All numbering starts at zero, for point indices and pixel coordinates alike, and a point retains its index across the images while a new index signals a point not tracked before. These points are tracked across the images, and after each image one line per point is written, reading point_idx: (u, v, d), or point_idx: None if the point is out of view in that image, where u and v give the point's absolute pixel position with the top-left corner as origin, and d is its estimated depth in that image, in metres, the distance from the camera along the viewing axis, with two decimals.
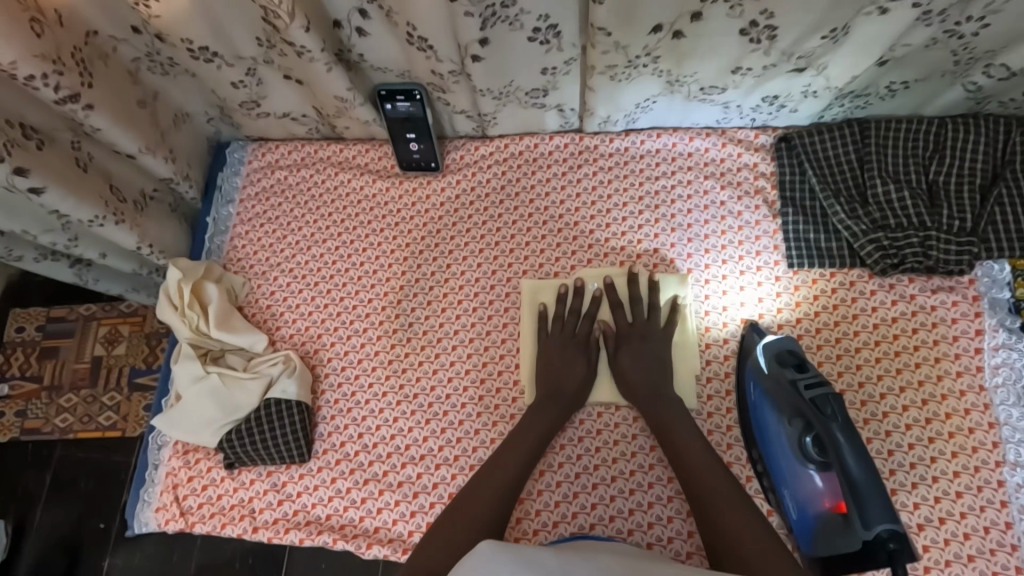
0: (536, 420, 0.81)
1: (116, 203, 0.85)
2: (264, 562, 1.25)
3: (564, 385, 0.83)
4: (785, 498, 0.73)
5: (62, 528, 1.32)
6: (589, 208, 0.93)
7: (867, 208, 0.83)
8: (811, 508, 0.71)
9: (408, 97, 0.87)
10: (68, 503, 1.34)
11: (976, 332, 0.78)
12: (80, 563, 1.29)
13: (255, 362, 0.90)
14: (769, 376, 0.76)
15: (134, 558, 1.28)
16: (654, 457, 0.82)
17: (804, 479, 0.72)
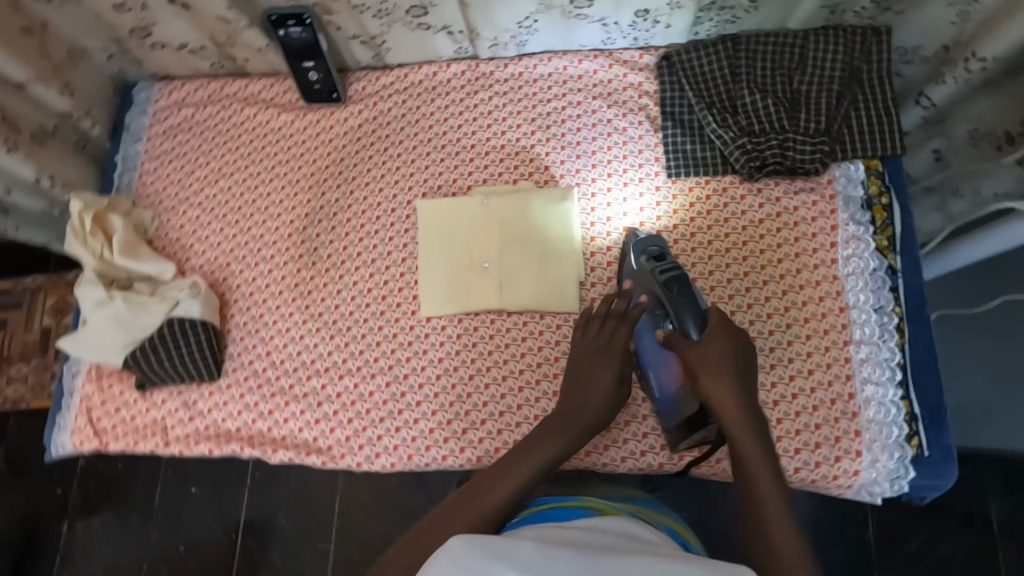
0: (560, 439, 0.72)
1: (8, 132, 0.87)
2: (224, 521, 1.31)
3: (594, 400, 0.75)
4: (648, 378, 0.80)
5: (21, 498, 1.34)
6: (486, 131, 0.97)
7: (736, 117, 0.88)
8: (669, 384, 0.78)
9: (298, 22, 0.89)
10: (24, 473, 1.37)
11: (832, 227, 0.84)
12: (42, 533, 1.34)
13: (161, 288, 0.92)
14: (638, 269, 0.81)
15: (98, 526, 1.33)
16: (541, 356, 0.87)
17: (665, 359, 0.78)
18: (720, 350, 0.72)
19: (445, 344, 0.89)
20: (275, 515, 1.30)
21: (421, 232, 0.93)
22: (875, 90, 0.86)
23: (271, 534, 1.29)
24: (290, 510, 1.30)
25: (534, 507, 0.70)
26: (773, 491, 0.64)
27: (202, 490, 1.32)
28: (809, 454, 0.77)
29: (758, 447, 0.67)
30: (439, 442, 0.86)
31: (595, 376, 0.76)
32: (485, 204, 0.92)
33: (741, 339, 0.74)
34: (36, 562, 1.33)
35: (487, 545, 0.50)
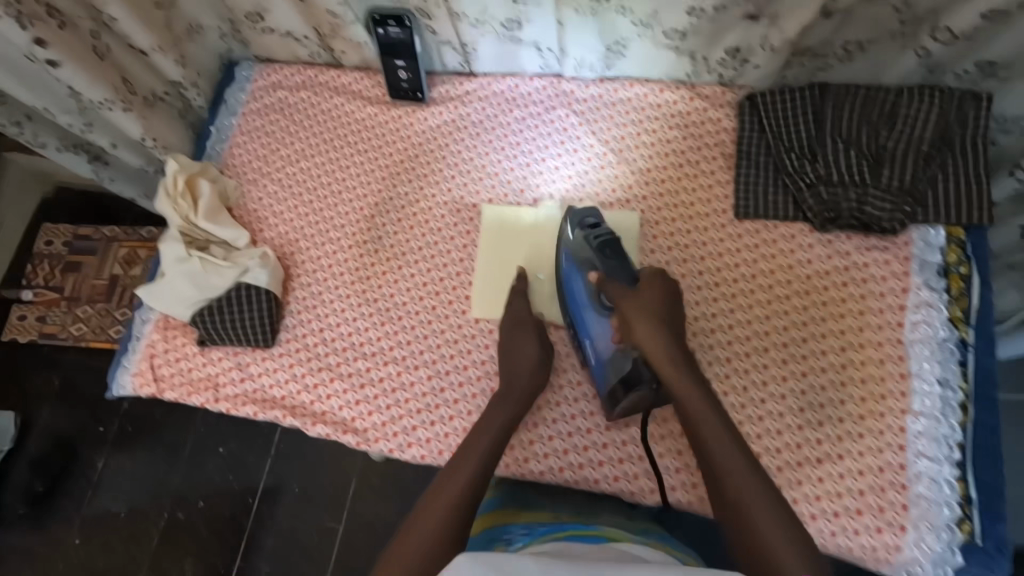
0: (499, 412, 0.81)
1: (125, 93, 0.94)
2: (243, 480, 1.36)
3: (522, 369, 0.84)
4: (585, 348, 0.86)
5: (67, 426, 1.44)
6: (558, 147, 0.99)
7: (814, 165, 0.86)
8: (605, 352, 0.84)
9: (398, 22, 0.94)
10: (71, 398, 1.46)
11: (902, 290, 0.82)
12: (75, 461, 1.41)
13: (234, 254, 0.98)
14: (573, 241, 0.88)
15: (126, 463, 1.40)
16: (581, 376, 0.89)
17: (597, 326, 0.85)
18: (661, 315, 0.81)
19: (490, 348, 0.91)
20: (293, 485, 1.35)
21: (482, 235, 0.96)
22: (969, 157, 0.82)
23: (286, 500, 1.34)
24: (307, 481, 1.35)
25: (552, 531, 0.73)
26: (733, 452, 0.72)
27: (229, 449, 1.38)
28: (848, 519, 0.74)
29: (705, 407, 0.75)
30: None
31: (522, 345, 0.86)
32: (546, 216, 0.96)
33: (654, 306, 0.82)
34: (67, 489, 1.39)
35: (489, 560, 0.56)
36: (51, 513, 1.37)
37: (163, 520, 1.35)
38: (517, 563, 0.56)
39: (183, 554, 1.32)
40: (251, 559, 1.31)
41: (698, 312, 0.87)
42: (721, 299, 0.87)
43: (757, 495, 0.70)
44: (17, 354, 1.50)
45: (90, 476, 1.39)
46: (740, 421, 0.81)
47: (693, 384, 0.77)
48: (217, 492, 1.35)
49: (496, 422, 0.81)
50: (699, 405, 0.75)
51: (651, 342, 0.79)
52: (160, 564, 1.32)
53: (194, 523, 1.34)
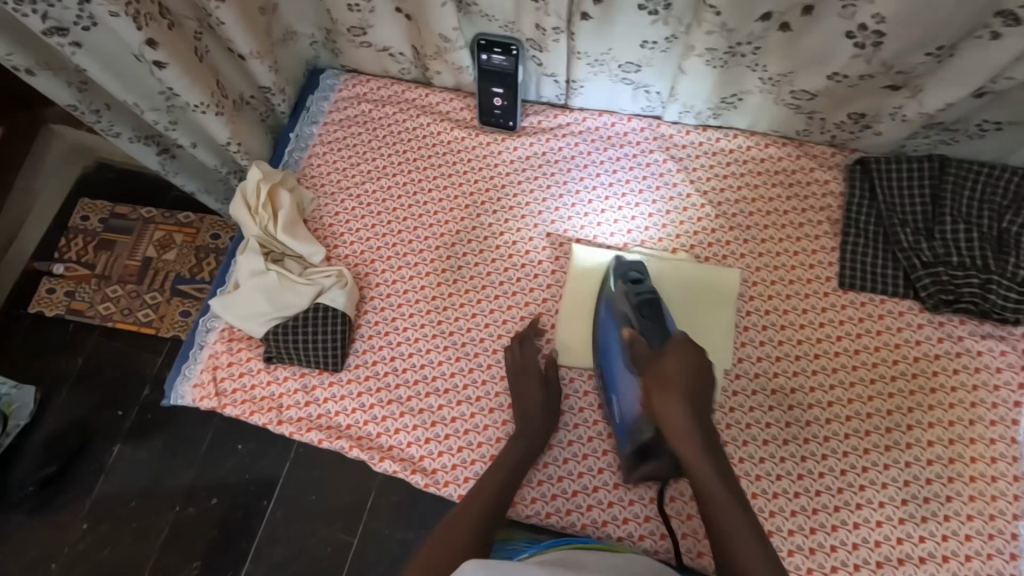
0: (516, 446, 0.81)
1: (219, 97, 0.92)
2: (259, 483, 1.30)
3: (533, 412, 0.83)
4: (613, 404, 0.83)
5: (87, 408, 1.38)
6: (653, 192, 0.95)
7: (932, 242, 0.82)
8: (630, 411, 0.80)
9: (504, 50, 0.92)
10: (92, 379, 1.41)
11: (1019, 384, 0.78)
12: (89, 444, 1.35)
13: (311, 271, 0.95)
14: (615, 294, 0.86)
15: (141, 452, 1.34)
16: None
17: (631, 387, 0.81)
18: (681, 378, 0.72)
19: (570, 397, 0.89)
20: (310, 494, 1.28)
21: (570, 279, 0.92)
22: None
23: (302, 512, 1.27)
24: (324, 490, 1.28)
25: (557, 541, 0.77)
26: (749, 545, 0.65)
27: (247, 449, 1.32)
28: None
29: (728, 499, 0.68)
30: (546, 497, 0.84)
31: (525, 389, 0.85)
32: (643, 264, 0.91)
33: (688, 380, 0.72)
34: (79, 473, 1.33)
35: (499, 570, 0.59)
36: (59, 497, 1.31)
37: (173, 517, 1.29)
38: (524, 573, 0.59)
39: (190, 553, 1.26)
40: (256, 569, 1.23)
41: (795, 383, 0.83)
42: (822, 371, 0.83)
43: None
44: (42, 328, 1.45)
45: (104, 462, 1.34)
46: (837, 506, 0.76)
47: (710, 467, 0.69)
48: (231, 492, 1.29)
49: (513, 455, 0.80)
50: (723, 488, 0.69)
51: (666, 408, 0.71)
52: (169, 558, 1.26)
53: (206, 520, 1.28)
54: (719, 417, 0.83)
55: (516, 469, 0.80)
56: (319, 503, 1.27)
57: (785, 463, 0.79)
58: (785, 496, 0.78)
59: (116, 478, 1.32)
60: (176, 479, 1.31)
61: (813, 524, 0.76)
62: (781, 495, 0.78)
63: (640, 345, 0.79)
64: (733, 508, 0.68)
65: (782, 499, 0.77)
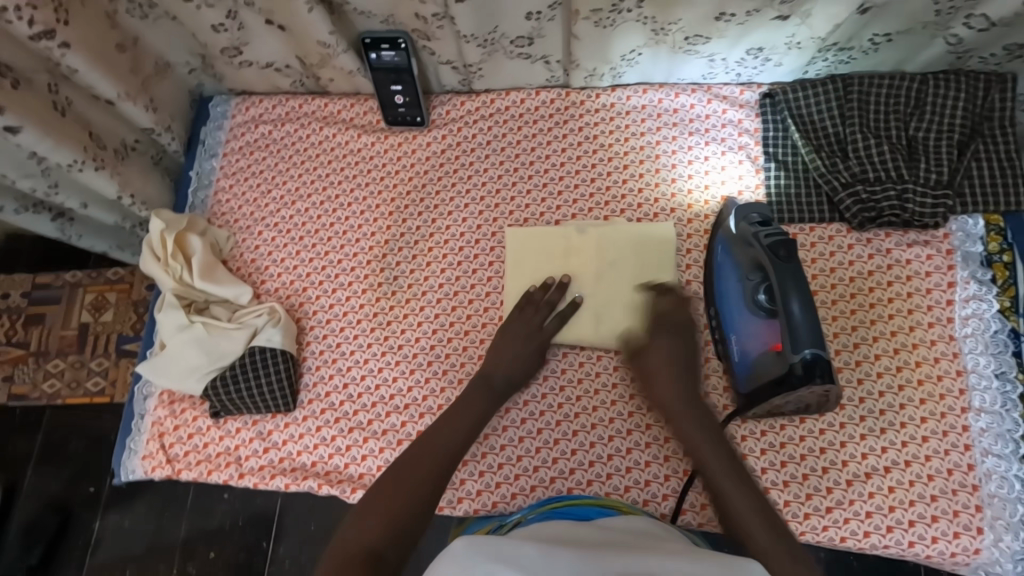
0: (482, 399, 0.78)
1: (95, 149, 0.86)
2: (255, 523, 1.24)
3: (515, 375, 0.81)
4: (731, 343, 0.78)
5: (62, 483, 1.30)
6: (575, 163, 0.93)
7: (848, 162, 0.83)
8: (753, 349, 0.75)
9: (392, 45, 0.88)
10: (54, 464, 1.31)
11: (949, 284, 0.80)
12: (68, 527, 1.28)
13: (239, 313, 0.90)
14: (736, 233, 0.79)
15: (122, 518, 1.27)
16: (632, 406, 0.83)
17: (751, 324, 0.75)
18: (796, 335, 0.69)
19: (531, 385, 0.85)
20: (308, 525, 1.24)
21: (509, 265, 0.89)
22: (1000, 140, 0.81)
23: (302, 543, 1.22)
24: (322, 517, 1.24)
25: (550, 501, 0.77)
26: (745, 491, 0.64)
27: (233, 495, 1.26)
28: (925, 528, 0.73)
29: (710, 447, 0.68)
30: (524, 490, 0.82)
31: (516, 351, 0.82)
32: (580, 233, 0.88)
33: (671, 351, 0.76)
34: (65, 556, 1.26)
35: (490, 549, 0.53)
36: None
37: None
38: (519, 550, 0.53)
39: None
40: None
41: None
42: None
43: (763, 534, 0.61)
44: None
45: (87, 541, 1.27)
46: (803, 436, 0.78)
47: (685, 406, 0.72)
48: (225, 539, 1.24)
49: (477, 407, 0.78)
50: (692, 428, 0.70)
51: (661, 376, 0.74)
52: None
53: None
54: None
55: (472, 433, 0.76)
56: (318, 533, 1.23)
57: None
58: (754, 438, 0.78)
59: (104, 551, 1.26)
60: (172, 536, 1.25)
61: (783, 458, 0.77)
62: (749, 438, 0.78)
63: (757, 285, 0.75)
64: (726, 459, 0.67)
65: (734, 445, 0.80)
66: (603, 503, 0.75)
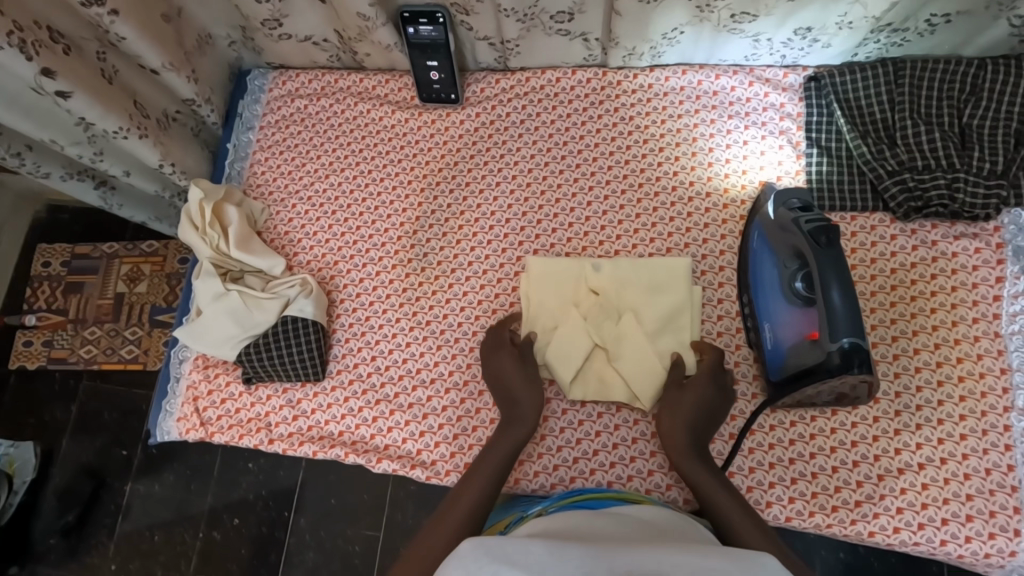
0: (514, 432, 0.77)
1: (139, 117, 0.88)
2: (277, 494, 1.28)
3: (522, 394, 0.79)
4: (765, 332, 0.77)
5: (101, 446, 1.35)
6: (609, 144, 0.92)
7: (895, 149, 0.80)
8: (787, 336, 0.74)
9: (431, 20, 0.87)
10: (92, 428, 1.36)
11: (996, 279, 0.77)
12: (103, 488, 1.33)
13: (272, 284, 0.92)
14: (775, 218, 0.76)
15: (153, 483, 1.32)
16: None
17: (787, 312, 0.74)
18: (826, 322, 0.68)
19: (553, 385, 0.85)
20: (329, 499, 1.27)
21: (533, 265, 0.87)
22: None
23: (322, 515, 1.26)
24: (344, 491, 1.26)
25: (571, 494, 0.76)
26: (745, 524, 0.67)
27: (259, 465, 1.30)
28: (959, 527, 0.71)
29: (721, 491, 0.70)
30: (548, 468, 0.82)
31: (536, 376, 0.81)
32: (595, 270, 0.85)
33: (699, 403, 0.75)
34: (100, 514, 1.31)
35: (498, 548, 0.52)
36: (87, 539, 1.30)
37: (201, 541, 1.28)
38: (521, 545, 0.52)
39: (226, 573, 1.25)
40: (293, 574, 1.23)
41: None
42: None
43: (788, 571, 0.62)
44: (25, 384, 1.41)
45: (119, 503, 1.32)
46: (834, 428, 0.76)
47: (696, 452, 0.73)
48: (250, 509, 1.28)
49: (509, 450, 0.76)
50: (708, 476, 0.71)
51: (670, 419, 0.75)
52: None
53: (233, 542, 1.27)
54: None
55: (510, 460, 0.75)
56: (338, 507, 1.26)
57: None
58: (783, 428, 0.77)
59: (137, 514, 1.31)
60: (200, 501, 1.29)
61: (812, 449, 0.76)
62: (778, 427, 0.77)
63: (789, 274, 0.74)
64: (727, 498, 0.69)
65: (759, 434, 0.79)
66: (622, 494, 0.75)
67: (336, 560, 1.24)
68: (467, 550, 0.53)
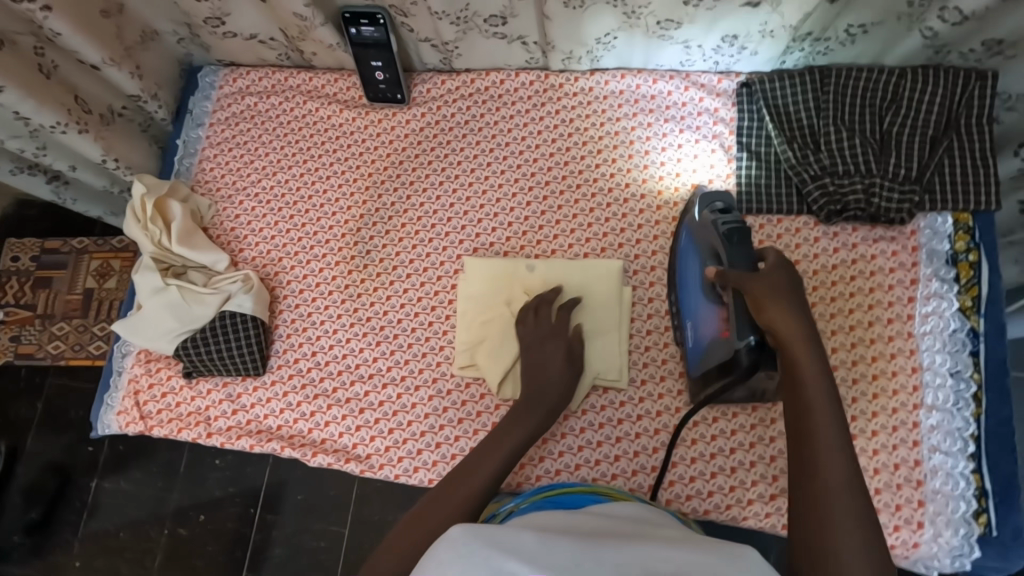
0: (531, 415, 0.75)
1: (79, 112, 0.89)
2: (247, 490, 1.28)
3: (555, 384, 0.78)
4: (687, 327, 0.80)
5: (61, 445, 1.35)
6: (549, 146, 0.94)
7: (818, 154, 0.83)
8: (704, 335, 0.76)
9: (371, 21, 0.89)
10: (57, 425, 1.36)
11: (911, 281, 0.80)
12: (67, 486, 1.32)
13: (214, 280, 0.93)
14: (699, 220, 0.79)
15: (117, 480, 1.31)
16: (605, 397, 0.84)
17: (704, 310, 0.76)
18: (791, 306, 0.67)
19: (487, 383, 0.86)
20: (296, 496, 1.27)
21: (471, 262, 0.90)
22: (975, 138, 0.80)
23: (291, 510, 1.26)
24: (310, 488, 1.27)
25: (545, 490, 0.73)
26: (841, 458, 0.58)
27: (226, 462, 1.30)
28: None
29: (832, 422, 0.60)
30: None
31: (547, 355, 0.80)
32: (528, 269, 0.88)
33: (799, 316, 0.66)
34: (64, 514, 1.30)
35: (489, 535, 0.47)
36: (48, 538, 1.29)
37: (165, 538, 1.27)
38: (516, 536, 0.47)
39: (189, 569, 1.25)
40: (260, 573, 1.23)
41: None
42: None
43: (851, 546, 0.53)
44: None
45: (86, 499, 1.31)
46: None
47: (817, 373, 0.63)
48: (217, 506, 1.28)
49: (525, 427, 0.74)
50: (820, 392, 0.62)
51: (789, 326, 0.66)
52: None
53: (197, 539, 1.27)
54: (637, 358, 0.85)
55: (533, 437, 0.74)
56: (302, 504, 1.26)
57: None
58: (704, 425, 0.81)
59: (103, 512, 1.30)
60: (167, 498, 1.29)
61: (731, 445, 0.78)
62: (701, 423, 0.81)
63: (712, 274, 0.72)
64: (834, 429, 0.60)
65: (683, 430, 0.81)
66: (600, 490, 0.73)
67: (301, 557, 1.24)
68: (456, 537, 0.47)
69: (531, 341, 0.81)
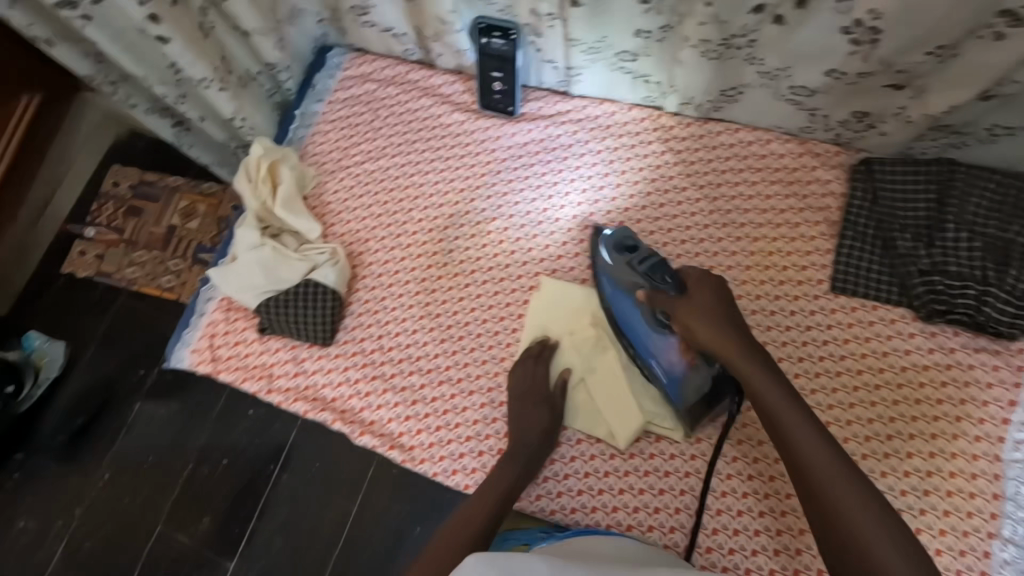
0: (506, 468, 0.79)
1: (224, 71, 0.96)
2: (268, 447, 1.32)
3: (530, 437, 0.81)
4: (652, 367, 0.83)
5: (114, 364, 1.43)
6: (648, 184, 0.94)
7: (931, 249, 0.79)
8: (676, 368, 0.81)
9: (503, 34, 0.92)
10: (115, 344, 1.44)
11: (1008, 402, 0.75)
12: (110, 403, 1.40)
13: (305, 247, 0.98)
14: (613, 263, 0.86)
15: (156, 409, 1.38)
16: (656, 446, 0.83)
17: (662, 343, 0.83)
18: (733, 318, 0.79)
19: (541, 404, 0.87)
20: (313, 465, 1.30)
21: (548, 286, 0.91)
22: None
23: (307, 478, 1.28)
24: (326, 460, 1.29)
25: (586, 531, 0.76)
26: (820, 448, 0.68)
27: (258, 415, 1.35)
28: None
29: (799, 417, 0.70)
30: None
31: (533, 414, 0.82)
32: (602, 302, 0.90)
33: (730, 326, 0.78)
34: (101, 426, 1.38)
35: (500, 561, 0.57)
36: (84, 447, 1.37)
37: (183, 478, 1.31)
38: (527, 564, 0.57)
39: (201, 507, 1.29)
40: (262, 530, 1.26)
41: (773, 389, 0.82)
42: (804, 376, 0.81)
43: (888, 556, 0.61)
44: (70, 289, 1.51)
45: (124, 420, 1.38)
46: None
47: (763, 373, 0.74)
48: (240, 455, 1.32)
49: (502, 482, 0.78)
50: (774, 393, 0.72)
51: (721, 340, 0.77)
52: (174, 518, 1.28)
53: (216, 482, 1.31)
54: None
55: (509, 492, 0.78)
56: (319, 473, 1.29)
57: (757, 463, 0.80)
58: (754, 498, 0.79)
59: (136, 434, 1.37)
60: (193, 439, 1.34)
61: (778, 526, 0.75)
62: (749, 495, 0.79)
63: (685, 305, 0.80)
64: (803, 425, 0.69)
65: (730, 499, 0.79)
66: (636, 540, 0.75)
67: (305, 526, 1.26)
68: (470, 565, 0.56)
69: (522, 395, 0.84)
